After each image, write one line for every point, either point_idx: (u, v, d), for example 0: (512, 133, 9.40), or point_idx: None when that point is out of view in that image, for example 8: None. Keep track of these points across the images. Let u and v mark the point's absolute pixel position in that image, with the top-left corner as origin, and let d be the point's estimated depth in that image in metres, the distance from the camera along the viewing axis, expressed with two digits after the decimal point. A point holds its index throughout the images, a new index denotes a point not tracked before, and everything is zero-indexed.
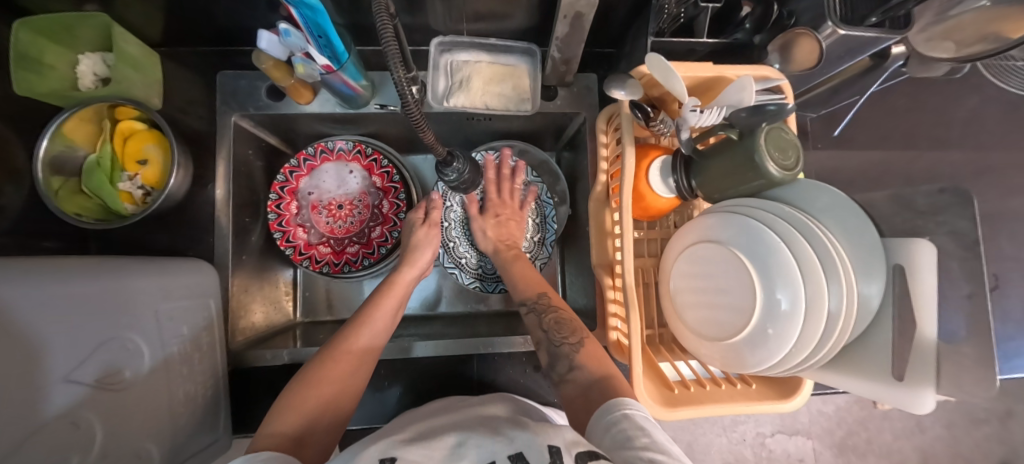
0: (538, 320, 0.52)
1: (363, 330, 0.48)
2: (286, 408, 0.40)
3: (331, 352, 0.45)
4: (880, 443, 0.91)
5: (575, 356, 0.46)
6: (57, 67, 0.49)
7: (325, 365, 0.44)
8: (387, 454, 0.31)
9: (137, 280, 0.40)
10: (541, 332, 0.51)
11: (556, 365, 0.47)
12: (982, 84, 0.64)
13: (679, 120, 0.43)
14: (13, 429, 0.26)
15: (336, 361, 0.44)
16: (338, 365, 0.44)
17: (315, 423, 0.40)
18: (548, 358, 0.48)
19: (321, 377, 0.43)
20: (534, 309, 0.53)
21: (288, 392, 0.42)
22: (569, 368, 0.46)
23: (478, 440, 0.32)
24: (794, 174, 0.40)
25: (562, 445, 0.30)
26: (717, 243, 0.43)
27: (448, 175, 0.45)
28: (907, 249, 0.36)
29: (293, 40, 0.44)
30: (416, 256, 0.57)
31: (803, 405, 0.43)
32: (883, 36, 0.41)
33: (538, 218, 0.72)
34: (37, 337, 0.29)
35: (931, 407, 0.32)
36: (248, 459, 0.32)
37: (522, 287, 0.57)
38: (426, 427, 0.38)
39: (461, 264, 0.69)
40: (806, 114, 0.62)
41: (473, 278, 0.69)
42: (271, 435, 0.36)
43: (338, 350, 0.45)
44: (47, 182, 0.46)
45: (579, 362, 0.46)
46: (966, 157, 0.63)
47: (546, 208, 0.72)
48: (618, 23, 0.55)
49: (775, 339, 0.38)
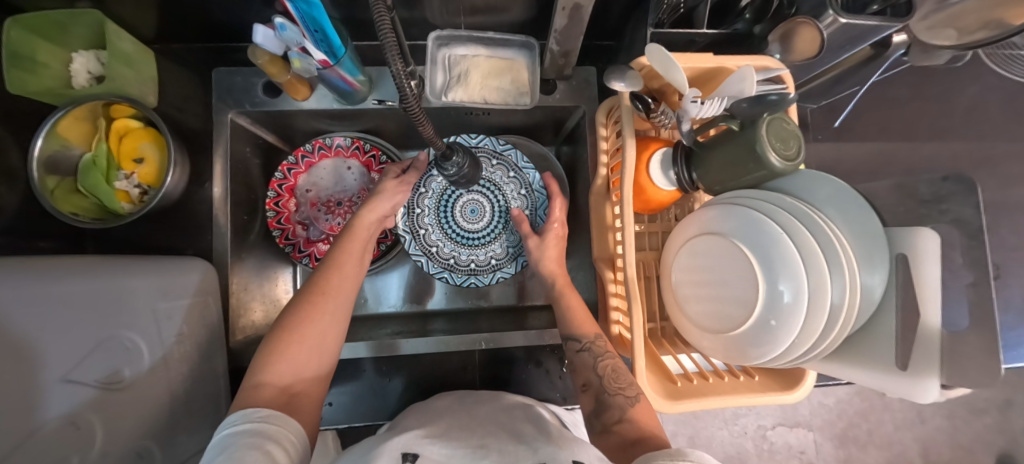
0: (594, 361, 0.49)
1: (333, 274, 0.47)
2: (269, 360, 0.39)
3: (307, 297, 0.44)
4: (880, 434, 0.91)
5: (628, 408, 0.43)
6: (50, 66, 0.48)
7: (302, 317, 0.42)
8: (411, 449, 0.30)
9: (134, 280, 0.39)
10: (596, 376, 0.48)
11: (602, 414, 0.44)
12: (983, 72, 0.64)
13: (679, 111, 0.42)
14: None
15: (314, 311, 0.43)
16: (316, 315, 0.43)
17: (300, 373, 0.39)
18: (596, 404, 0.46)
19: (300, 325, 0.41)
20: (590, 349, 0.50)
21: (268, 345, 0.40)
22: (618, 419, 0.43)
23: (499, 447, 0.31)
24: (795, 165, 0.39)
25: (588, 460, 0.30)
26: (718, 234, 0.43)
27: (448, 169, 0.45)
28: (910, 238, 0.36)
29: (290, 34, 0.43)
30: (377, 203, 0.55)
31: (804, 397, 0.43)
32: (885, 25, 0.41)
33: (523, 189, 0.67)
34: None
35: (934, 397, 0.32)
36: (246, 415, 0.32)
37: (577, 322, 0.53)
38: (434, 426, 0.37)
39: (429, 253, 0.64)
40: (806, 106, 0.62)
41: (466, 275, 0.65)
42: (258, 386, 0.36)
43: (313, 296, 0.44)
44: (43, 182, 0.46)
45: (630, 415, 0.42)
46: (967, 147, 0.63)
47: (529, 175, 0.67)
48: (618, 14, 0.55)
49: (779, 330, 0.37)
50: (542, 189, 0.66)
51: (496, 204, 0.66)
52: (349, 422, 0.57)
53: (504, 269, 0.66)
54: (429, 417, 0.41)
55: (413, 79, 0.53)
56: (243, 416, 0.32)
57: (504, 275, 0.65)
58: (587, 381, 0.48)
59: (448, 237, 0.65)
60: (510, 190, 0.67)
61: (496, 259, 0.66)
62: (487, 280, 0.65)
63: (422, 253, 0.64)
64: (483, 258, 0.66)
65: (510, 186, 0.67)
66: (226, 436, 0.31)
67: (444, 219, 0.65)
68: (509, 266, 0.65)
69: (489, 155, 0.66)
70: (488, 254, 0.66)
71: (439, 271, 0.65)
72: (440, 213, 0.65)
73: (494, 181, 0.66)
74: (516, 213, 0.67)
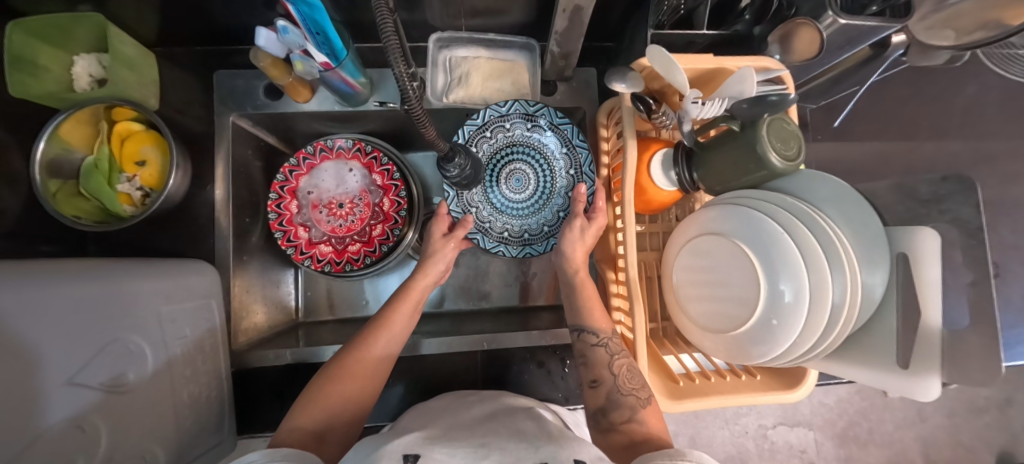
0: (609, 358, 0.47)
1: (382, 333, 0.47)
2: (309, 403, 0.40)
3: (355, 351, 0.45)
4: (881, 433, 0.91)
5: (638, 409, 0.43)
6: (52, 69, 0.48)
7: (346, 368, 0.43)
8: (411, 450, 0.30)
9: (137, 283, 0.39)
10: (610, 374, 0.46)
11: (609, 410, 0.45)
12: (981, 72, 0.64)
13: (680, 112, 0.42)
14: (15, 434, 0.26)
15: (356, 365, 0.44)
16: (357, 369, 0.44)
17: (334, 421, 0.40)
18: (605, 401, 0.45)
19: (343, 378, 0.43)
20: (605, 345, 0.49)
21: (315, 389, 0.42)
22: (626, 419, 0.43)
23: (501, 445, 0.31)
24: (796, 165, 0.40)
25: (589, 460, 0.30)
26: (720, 235, 0.43)
27: (450, 171, 0.45)
28: (909, 236, 0.36)
29: (291, 38, 0.44)
30: (431, 263, 0.53)
31: (806, 396, 0.43)
32: (883, 26, 0.41)
33: (572, 169, 0.59)
34: (43, 339, 0.29)
35: (936, 393, 0.32)
36: (266, 455, 0.33)
37: (594, 317, 0.51)
38: (437, 426, 0.37)
39: (485, 228, 0.59)
40: (806, 106, 0.61)
41: (495, 241, 0.59)
42: (294, 428, 0.38)
43: (360, 354, 0.45)
44: (45, 185, 0.46)
45: (640, 416, 0.43)
46: (966, 146, 0.63)
47: (581, 155, 0.58)
48: (618, 15, 0.55)
49: (780, 329, 0.38)
50: (591, 174, 0.58)
51: (542, 176, 0.59)
52: None
53: (533, 246, 0.59)
54: (430, 418, 0.41)
55: (415, 80, 0.53)
56: (265, 455, 0.33)
57: (531, 253, 0.59)
58: (598, 378, 0.47)
59: (489, 203, 0.59)
60: (559, 168, 0.59)
61: (529, 234, 0.59)
62: (514, 252, 0.59)
63: (477, 229, 0.59)
64: (518, 229, 0.60)
65: (562, 162, 0.59)
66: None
67: (488, 185, 0.59)
68: (540, 244, 0.59)
69: (543, 125, 0.58)
70: (522, 226, 0.60)
71: (495, 245, 0.59)
72: (487, 184, 0.59)
73: (543, 152, 0.59)
74: (561, 192, 0.59)
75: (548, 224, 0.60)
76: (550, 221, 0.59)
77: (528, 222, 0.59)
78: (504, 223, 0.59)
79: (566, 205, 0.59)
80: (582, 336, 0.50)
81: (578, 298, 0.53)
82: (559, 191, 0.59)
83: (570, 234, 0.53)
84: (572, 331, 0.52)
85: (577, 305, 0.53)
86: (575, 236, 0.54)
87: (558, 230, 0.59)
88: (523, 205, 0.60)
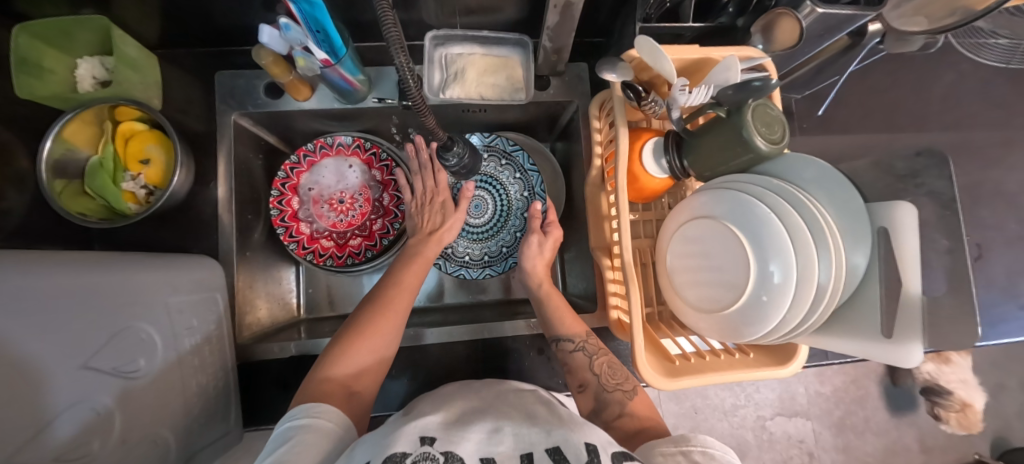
0: (589, 361, 0.50)
1: (400, 291, 0.49)
2: (335, 360, 0.42)
3: (374, 309, 0.47)
4: (878, 421, 0.92)
5: (626, 402, 0.46)
6: (57, 72, 0.50)
7: (370, 325, 0.45)
8: (428, 432, 0.32)
9: (145, 274, 0.41)
10: (593, 375, 0.49)
11: (601, 411, 0.46)
12: (958, 60, 0.67)
13: (669, 100, 0.44)
14: (29, 416, 0.26)
15: (378, 320, 0.45)
16: (379, 325, 0.45)
17: (362, 376, 0.43)
18: (594, 403, 0.47)
19: (364, 333, 0.45)
20: (583, 349, 0.51)
21: (347, 350, 0.43)
22: (617, 414, 0.45)
23: (513, 429, 0.33)
24: (781, 148, 0.41)
25: (599, 443, 0.31)
26: (712, 218, 0.44)
27: (448, 160, 0.46)
28: (888, 211, 0.38)
29: (293, 35, 0.45)
30: (445, 235, 0.58)
31: (798, 371, 0.45)
32: (859, 13, 0.44)
33: (525, 191, 0.71)
34: (60, 322, 0.30)
35: (918, 360, 0.34)
36: (310, 409, 0.36)
37: (568, 323, 0.53)
38: (452, 410, 0.38)
39: (446, 253, 0.70)
40: (790, 96, 0.63)
41: (457, 266, 0.70)
42: (324, 382, 0.40)
43: (381, 310, 0.46)
44: (51, 185, 0.47)
45: (629, 409, 0.45)
46: (942, 132, 0.65)
47: (532, 178, 0.71)
48: (606, 12, 0.57)
49: (770, 305, 0.39)
50: (541, 193, 0.70)
51: (499, 199, 0.71)
52: None
53: (494, 267, 0.71)
54: (438, 403, 0.42)
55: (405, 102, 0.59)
56: (305, 410, 0.36)
57: (493, 273, 0.70)
58: (583, 382, 0.49)
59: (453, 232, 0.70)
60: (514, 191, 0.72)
61: (489, 257, 0.71)
62: (473, 275, 0.70)
63: (439, 256, 0.69)
64: (477, 253, 0.71)
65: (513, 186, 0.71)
66: (295, 416, 0.36)
67: None
68: (500, 264, 0.70)
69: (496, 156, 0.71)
70: (483, 250, 0.71)
71: (457, 269, 0.70)
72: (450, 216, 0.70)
73: (500, 179, 0.71)
74: (517, 212, 0.71)
75: (506, 245, 0.71)
76: (506, 242, 0.71)
77: (488, 246, 0.71)
78: (466, 249, 0.70)
79: (521, 224, 0.71)
80: (560, 345, 0.52)
81: (549, 310, 0.55)
82: (515, 211, 0.71)
83: (529, 249, 0.60)
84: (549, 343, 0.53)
85: (548, 318, 0.54)
86: (534, 251, 0.60)
87: (514, 249, 0.70)
88: (482, 229, 0.71)
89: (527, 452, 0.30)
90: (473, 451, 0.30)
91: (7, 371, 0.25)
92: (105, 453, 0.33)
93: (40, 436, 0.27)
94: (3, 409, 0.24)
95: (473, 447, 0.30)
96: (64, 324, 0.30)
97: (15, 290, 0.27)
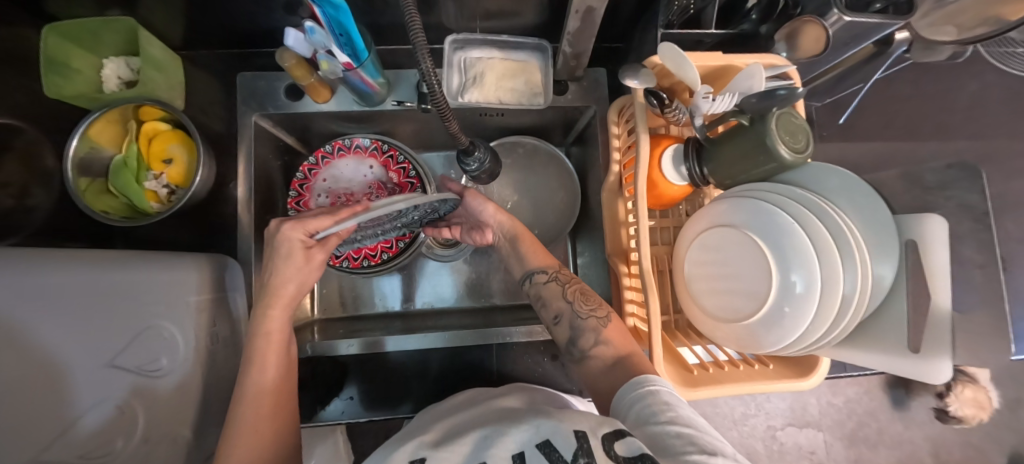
0: (561, 290, 0.51)
1: (262, 368, 0.40)
2: None
3: (240, 410, 0.38)
4: (892, 434, 0.90)
5: (601, 330, 0.46)
6: (83, 72, 0.51)
7: (245, 429, 0.37)
8: (419, 454, 0.33)
9: (171, 274, 0.40)
10: (566, 304, 0.50)
11: (579, 339, 0.47)
12: (985, 69, 0.65)
13: (692, 108, 0.44)
14: (50, 415, 0.29)
15: (253, 421, 0.38)
16: (257, 426, 0.38)
17: None
18: (571, 332, 0.48)
19: (241, 443, 0.36)
20: (557, 280, 0.52)
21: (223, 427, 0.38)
22: (594, 343, 0.46)
23: (502, 430, 0.33)
24: (805, 157, 0.41)
25: (587, 427, 0.30)
26: (732, 227, 0.44)
27: (469, 165, 0.46)
28: (917, 223, 0.37)
29: (318, 38, 0.46)
30: (286, 284, 0.41)
31: (819, 384, 0.45)
32: (886, 22, 0.44)
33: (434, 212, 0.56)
34: (63, 331, 0.30)
35: (947, 376, 0.33)
36: None
37: (537, 259, 0.55)
38: (438, 430, 0.38)
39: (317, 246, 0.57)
40: (811, 103, 0.63)
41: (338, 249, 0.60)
42: None
43: (247, 404, 0.38)
44: (76, 182, 0.48)
45: (606, 338, 0.46)
46: (966, 142, 0.64)
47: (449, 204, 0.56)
48: (627, 18, 0.57)
49: (792, 317, 0.38)
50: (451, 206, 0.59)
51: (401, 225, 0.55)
52: (368, 416, 0.58)
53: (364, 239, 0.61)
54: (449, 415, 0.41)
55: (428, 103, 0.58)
56: None
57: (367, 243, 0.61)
58: (558, 312, 0.50)
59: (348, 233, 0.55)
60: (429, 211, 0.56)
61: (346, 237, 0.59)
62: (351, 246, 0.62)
63: None
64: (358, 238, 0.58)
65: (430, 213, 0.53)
66: None
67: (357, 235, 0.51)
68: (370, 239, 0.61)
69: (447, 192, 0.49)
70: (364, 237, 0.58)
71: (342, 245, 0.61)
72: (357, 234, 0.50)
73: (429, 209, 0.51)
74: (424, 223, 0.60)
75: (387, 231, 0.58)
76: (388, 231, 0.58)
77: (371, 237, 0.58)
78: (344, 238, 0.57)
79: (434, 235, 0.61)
80: (533, 279, 0.53)
81: (521, 247, 0.56)
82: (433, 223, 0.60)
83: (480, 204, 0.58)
84: (523, 280, 0.55)
85: (524, 257, 0.55)
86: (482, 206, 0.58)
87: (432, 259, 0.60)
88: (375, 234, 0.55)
89: (518, 451, 0.30)
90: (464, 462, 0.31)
91: (22, 370, 0.27)
92: (128, 450, 0.34)
93: (67, 432, 0.30)
94: (17, 405, 0.27)
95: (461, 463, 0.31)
96: (67, 330, 0.31)
97: (6, 309, 0.27)
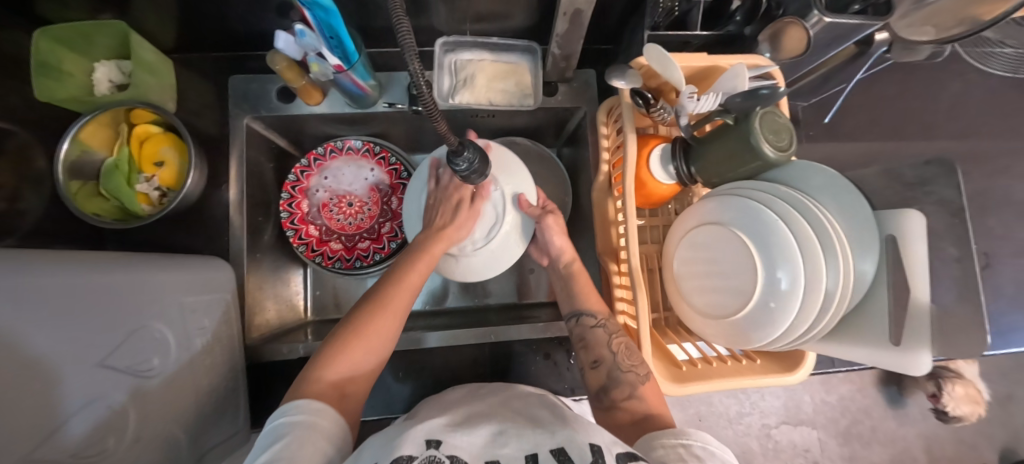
0: (607, 338, 0.49)
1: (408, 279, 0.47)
2: (329, 359, 0.40)
3: (372, 305, 0.45)
4: (884, 430, 0.91)
5: (638, 385, 0.44)
6: (75, 75, 0.51)
7: (367, 320, 0.43)
8: (433, 435, 0.32)
9: (160, 276, 0.41)
10: (609, 352, 0.48)
11: (610, 389, 0.45)
12: (965, 68, 0.67)
13: (677, 107, 0.45)
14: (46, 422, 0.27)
15: (378, 314, 0.44)
16: (380, 318, 0.44)
17: (355, 376, 0.41)
18: (606, 380, 0.46)
19: (360, 331, 0.43)
20: (603, 326, 0.50)
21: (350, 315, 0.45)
22: (626, 395, 0.44)
23: (517, 431, 0.32)
24: (788, 155, 0.41)
25: (603, 444, 0.31)
26: (719, 224, 0.44)
27: (459, 165, 0.44)
28: (897, 219, 0.38)
29: (308, 41, 0.46)
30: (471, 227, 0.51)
31: (805, 378, 0.45)
32: (866, 23, 0.45)
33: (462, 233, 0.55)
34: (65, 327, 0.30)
35: (925, 368, 0.34)
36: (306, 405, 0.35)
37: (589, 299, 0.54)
38: (457, 413, 0.38)
39: None
40: (797, 103, 0.64)
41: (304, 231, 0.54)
42: (315, 381, 0.38)
43: (385, 300, 0.45)
44: (68, 186, 0.48)
45: (641, 393, 0.43)
46: (949, 140, 0.65)
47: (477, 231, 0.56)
48: (616, 19, 0.58)
49: (777, 312, 0.39)
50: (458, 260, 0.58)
51: None
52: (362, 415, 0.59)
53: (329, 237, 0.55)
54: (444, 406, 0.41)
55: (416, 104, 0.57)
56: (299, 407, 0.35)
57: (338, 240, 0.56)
58: (598, 358, 0.48)
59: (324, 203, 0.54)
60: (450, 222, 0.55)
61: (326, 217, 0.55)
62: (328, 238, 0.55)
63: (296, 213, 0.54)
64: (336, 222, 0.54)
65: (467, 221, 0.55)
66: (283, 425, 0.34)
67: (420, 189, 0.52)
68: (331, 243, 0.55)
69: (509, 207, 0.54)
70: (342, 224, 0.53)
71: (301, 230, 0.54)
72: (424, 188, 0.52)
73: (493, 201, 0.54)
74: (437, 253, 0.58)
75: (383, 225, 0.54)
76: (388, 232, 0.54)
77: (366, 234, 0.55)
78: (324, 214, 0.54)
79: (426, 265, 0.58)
80: (580, 320, 0.52)
81: (575, 286, 0.55)
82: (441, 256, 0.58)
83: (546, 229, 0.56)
84: (569, 317, 0.54)
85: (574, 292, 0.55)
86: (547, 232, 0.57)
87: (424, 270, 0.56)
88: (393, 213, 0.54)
89: (531, 453, 0.29)
90: (479, 453, 0.30)
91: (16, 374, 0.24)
92: (120, 450, 0.33)
93: (52, 437, 0.27)
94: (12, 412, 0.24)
95: (478, 451, 0.30)
96: (73, 324, 0.30)
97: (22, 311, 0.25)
